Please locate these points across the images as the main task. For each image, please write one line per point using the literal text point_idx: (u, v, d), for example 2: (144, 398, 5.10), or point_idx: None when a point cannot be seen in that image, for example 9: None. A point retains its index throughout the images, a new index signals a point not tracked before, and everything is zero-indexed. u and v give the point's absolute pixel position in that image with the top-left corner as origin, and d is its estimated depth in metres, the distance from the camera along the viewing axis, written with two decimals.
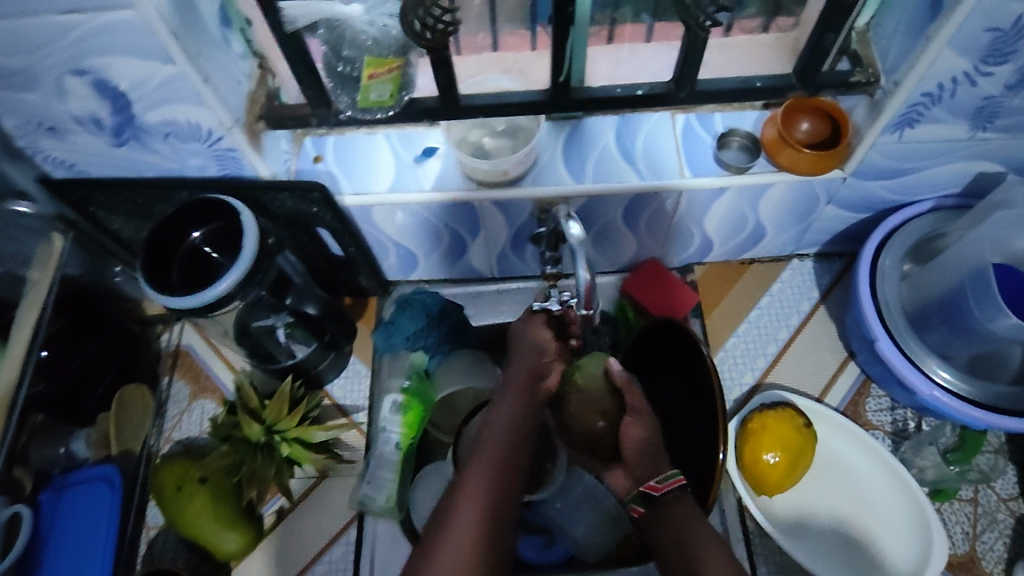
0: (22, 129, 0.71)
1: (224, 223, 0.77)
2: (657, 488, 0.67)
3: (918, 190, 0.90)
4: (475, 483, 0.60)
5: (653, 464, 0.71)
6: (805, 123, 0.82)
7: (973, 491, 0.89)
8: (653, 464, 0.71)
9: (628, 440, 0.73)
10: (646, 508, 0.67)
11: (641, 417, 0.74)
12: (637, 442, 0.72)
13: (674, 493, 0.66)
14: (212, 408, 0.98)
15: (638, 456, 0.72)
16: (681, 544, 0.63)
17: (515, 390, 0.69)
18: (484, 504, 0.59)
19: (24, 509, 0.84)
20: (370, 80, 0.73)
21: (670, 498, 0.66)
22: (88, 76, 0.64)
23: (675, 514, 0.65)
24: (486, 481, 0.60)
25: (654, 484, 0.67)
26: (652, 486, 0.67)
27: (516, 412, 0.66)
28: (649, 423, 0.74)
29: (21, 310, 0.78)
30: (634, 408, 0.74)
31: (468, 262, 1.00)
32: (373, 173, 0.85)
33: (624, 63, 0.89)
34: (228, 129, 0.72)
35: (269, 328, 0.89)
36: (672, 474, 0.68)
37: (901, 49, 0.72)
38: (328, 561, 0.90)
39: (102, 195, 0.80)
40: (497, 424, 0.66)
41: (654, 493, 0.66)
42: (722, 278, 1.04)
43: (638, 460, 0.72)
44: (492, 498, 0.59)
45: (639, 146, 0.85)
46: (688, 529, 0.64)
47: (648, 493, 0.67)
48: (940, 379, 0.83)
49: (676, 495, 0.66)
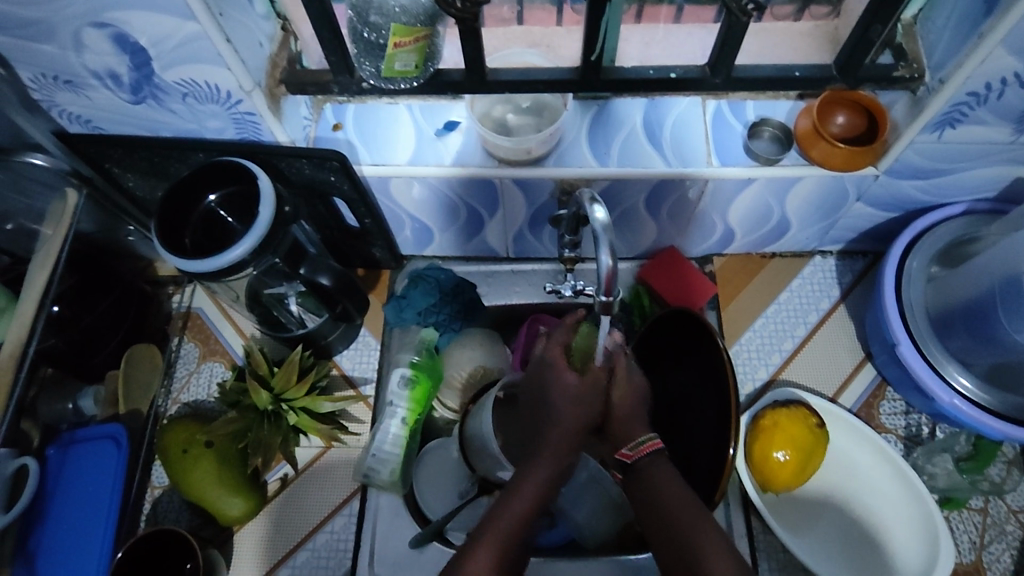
0: (38, 82, 0.70)
1: (240, 189, 0.76)
2: (629, 456, 0.66)
3: (951, 193, 0.87)
4: (484, 557, 0.58)
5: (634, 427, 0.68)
6: (840, 116, 0.79)
7: (983, 502, 0.88)
8: (629, 426, 0.68)
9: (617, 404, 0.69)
10: (624, 473, 0.67)
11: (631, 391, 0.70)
12: (623, 406, 0.69)
13: (648, 456, 0.66)
14: (220, 371, 0.98)
15: (621, 423, 0.68)
16: (661, 509, 0.62)
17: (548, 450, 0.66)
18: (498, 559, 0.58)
19: (31, 462, 0.85)
20: (395, 49, 0.69)
21: (642, 464, 0.65)
22: (107, 30, 0.62)
23: (652, 478, 0.64)
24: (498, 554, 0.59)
25: (625, 452, 0.66)
26: (624, 454, 0.67)
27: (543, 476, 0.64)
28: (632, 386, 0.70)
29: (33, 267, 0.77)
30: (621, 378, 0.69)
31: (484, 240, 0.99)
32: (392, 144, 0.83)
33: (656, 44, 0.86)
34: (248, 92, 0.70)
35: (281, 296, 0.87)
36: (648, 439, 0.66)
37: (950, 45, 0.69)
38: (330, 532, 0.90)
39: (117, 152, 0.79)
40: (521, 499, 0.62)
41: (625, 462, 0.66)
42: (741, 270, 1.02)
43: (621, 425, 0.69)
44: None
45: (668, 131, 0.82)
46: (664, 496, 0.62)
47: (621, 460, 0.67)
48: (959, 386, 0.82)
49: (651, 458, 0.65)
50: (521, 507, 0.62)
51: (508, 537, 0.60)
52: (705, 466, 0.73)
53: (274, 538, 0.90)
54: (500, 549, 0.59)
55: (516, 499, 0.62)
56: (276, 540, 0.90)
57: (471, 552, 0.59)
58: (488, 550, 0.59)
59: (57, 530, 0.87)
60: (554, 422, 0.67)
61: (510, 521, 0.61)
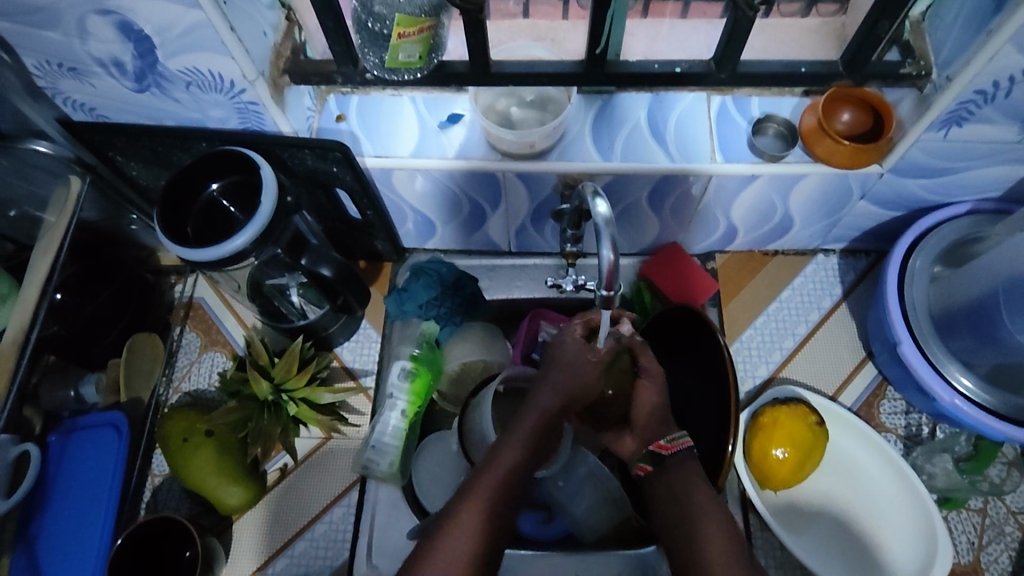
0: (43, 69, 0.70)
1: (242, 178, 0.76)
2: (665, 448, 0.65)
3: (956, 192, 0.87)
4: (474, 503, 0.58)
5: (663, 426, 0.68)
6: (846, 114, 0.78)
7: (982, 502, 0.88)
8: (659, 426, 0.68)
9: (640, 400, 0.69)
10: (654, 467, 0.66)
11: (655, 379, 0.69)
12: (649, 407, 0.69)
13: (681, 453, 0.65)
14: (221, 361, 0.98)
15: (649, 417, 0.68)
16: (682, 502, 0.62)
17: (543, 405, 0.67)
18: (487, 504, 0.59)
19: (33, 448, 0.85)
20: (400, 39, 0.69)
21: (676, 460, 0.65)
22: (112, 17, 0.62)
23: (678, 476, 0.64)
24: (489, 501, 0.59)
25: (663, 443, 0.66)
26: (660, 445, 0.66)
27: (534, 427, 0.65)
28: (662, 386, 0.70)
29: (37, 253, 0.77)
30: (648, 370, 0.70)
31: (486, 233, 0.99)
32: (396, 136, 0.83)
33: (661, 39, 0.86)
34: (252, 81, 0.70)
35: (282, 287, 0.87)
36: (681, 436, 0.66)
37: (958, 42, 0.69)
38: (328, 522, 0.91)
39: (121, 141, 0.79)
40: (511, 450, 0.63)
41: (661, 453, 0.65)
42: (743, 267, 1.02)
43: (648, 423, 0.68)
44: (492, 524, 0.58)
45: (672, 126, 0.82)
46: (691, 493, 0.62)
47: (656, 452, 0.65)
48: (961, 386, 0.82)
49: (682, 456, 0.65)
50: (511, 457, 0.62)
51: (502, 485, 0.60)
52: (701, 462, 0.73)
53: (273, 528, 0.91)
54: (492, 500, 0.59)
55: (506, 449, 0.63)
56: (274, 530, 0.90)
57: (461, 503, 0.59)
58: (479, 499, 0.59)
59: (57, 516, 0.87)
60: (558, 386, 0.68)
61: (502, 470, 0.61)
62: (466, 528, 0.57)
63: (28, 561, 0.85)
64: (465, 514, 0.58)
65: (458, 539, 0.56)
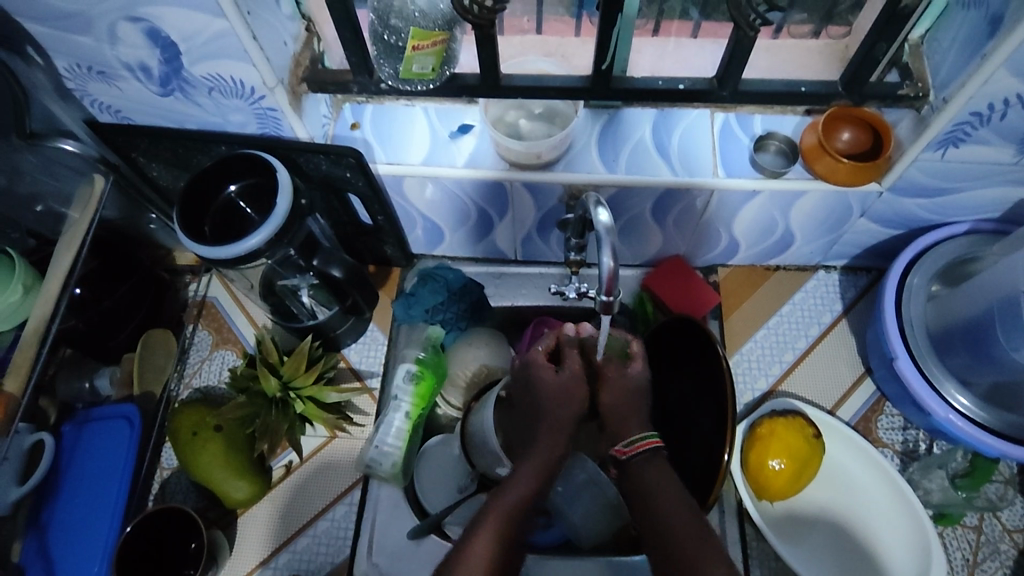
0: (73, 72, 0.73)
1: (259, 180, 0.79)
2: (623, 452, 0.67)
3: (955, 212, 0.88)
4: (490, 527, 0.62)
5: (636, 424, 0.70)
6: (845, 133, 0.80)
7: (978, 519, 0.88)
8: (625, 423, 0.70)
9: (606, 396, 0.72)
10: (619, 468, 0.68)
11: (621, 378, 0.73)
12: (617, 402, 0.71)
13: (644, 453, 0.67)
14: (231, 359, 1.01)
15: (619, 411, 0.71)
16: (653, 503, 0.63)
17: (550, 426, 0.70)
18: (504, 525, 0.62)
19: (46, 438, 0.88)
20: (413, 52, 0.71)
21: (637, 460, 0.67)
22: (141, 24, 0.65)
23: (645, 476, 0.66)
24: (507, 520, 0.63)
25: (620, 448, 0.68)
26: (620, 449, 0.68)
27: (552, 455, 0.68)
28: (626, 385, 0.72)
29: (61, 246, 0.79)
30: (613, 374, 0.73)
31: (492, 241, 1.01)
32: (407, 144, 0.85)
33: (669, 56, 0.88)
34: (271, 88, 0.73)
35: (294, 288, 0.90)
36: (643, 437, 0.68)
37: (954, 65, 0.71)
38: (330, 519, 0.93)
39: (144, 142, 0.82)
40: (525, 480, 0.66)
41: (620, 457, 0.67)
42: (746, 281, 1.03)
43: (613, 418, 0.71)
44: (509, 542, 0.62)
45: (675, 141, 0.84)
46: (656, 492, 0.64)
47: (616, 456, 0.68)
48: (957, 403, 0.83)
49: (644, 456, 0.67)
50: (528, 485, 0.66)
51: (515, 507, 0.64)
52: (697, 470, 0.75)
53: (276, 524, 0.92)
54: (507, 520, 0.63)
55: (516, 481, 0.65)
56: (277, 526, 0.92)
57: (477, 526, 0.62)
58: (494, 526, 0.62)
59: (69, 502, 0.90)
60: (549, 416, 0.70)
61: (521, 494, 0.65)
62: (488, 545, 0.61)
63: (38, 545, 0.88)
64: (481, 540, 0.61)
65: (477, 563, 0.59)
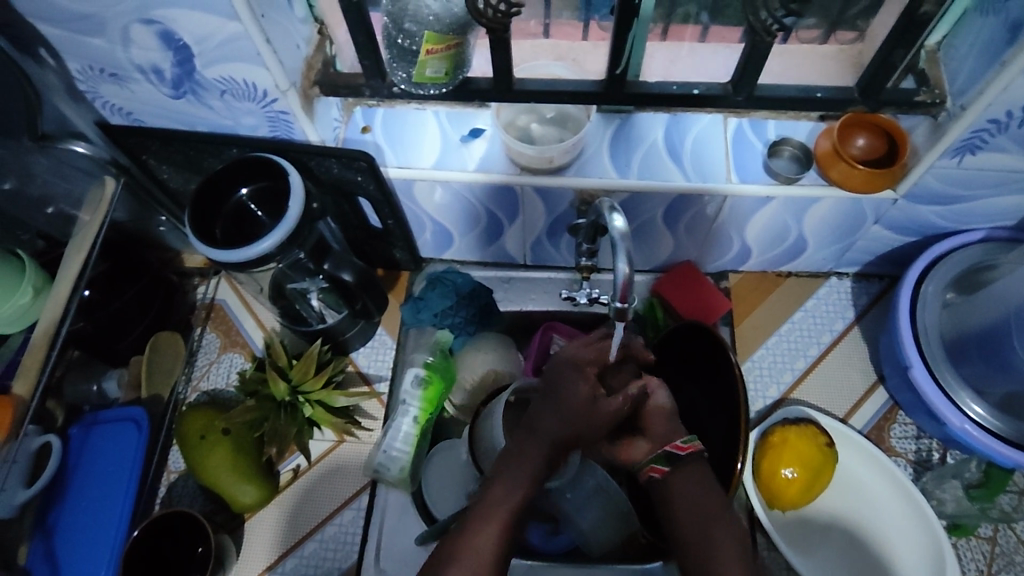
0: (85, 74, 0.73)
1: (271, 184, 0.78)
2: (683, 448, 0.67)
3: (970, 219, 0.87)
4: (487, 525, 0.60)
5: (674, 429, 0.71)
6: (860, 139, 0.79)
7: (993, 530, 0.88)
8: (670, 431, 0.70)
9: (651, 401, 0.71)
10: (670, 467, 0.66)
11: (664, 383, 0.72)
12: (660, 407, 0.71)
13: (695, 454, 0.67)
14: (240, 362, 1.00)
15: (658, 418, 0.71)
16: (705, 502, 0.64)
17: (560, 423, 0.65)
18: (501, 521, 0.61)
19: (54, 440, 0.88)
20: (427, 56, 0.71)
21: (690, 460, 0.67)
22: (155, 26, 0.65)
23: (693, 476, 0.66)
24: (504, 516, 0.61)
25: (678, 444, 0.67)
26: (677, 445, 0.67)
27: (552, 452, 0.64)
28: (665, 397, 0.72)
29: (72, 248, 0.80)
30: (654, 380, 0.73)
31: (502, 246, 1.00)
32: (418, 148, 0.85)
33: (681, 61, 0.88)
34: (283, 92, 0.73)
35: (303, 291, 0.89)
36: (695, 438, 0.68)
37: (971, 72, 0.70)
38: (338, 524, 0.92)
39: (155, 144, 0.82)
40: (520, 474, 0.63)
41: (679, 453, 0.66)
42: (757, 287, 1.02)
43: (658, 424, 0.71)
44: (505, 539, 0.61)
45: (688, 147, 0.84)
46: (706, 493, 0.65)
47: (672, 452, 0.67)
48: (972, 413, 0.82)
49: (696, 456, 0.67)
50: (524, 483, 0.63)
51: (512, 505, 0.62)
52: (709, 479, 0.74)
53: (283, 528, 0.92)
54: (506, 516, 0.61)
55: (506, 477, 0.63)
56: (284, 530, 0.92)
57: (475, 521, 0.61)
58: (492, 521, 0.61)
59: (76, 505, 0.89)
60: (565, 414, 0.66)
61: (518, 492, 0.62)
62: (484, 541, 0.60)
63: (45, 549, 0.88)
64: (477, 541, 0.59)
65: (475, 557, 0.59)
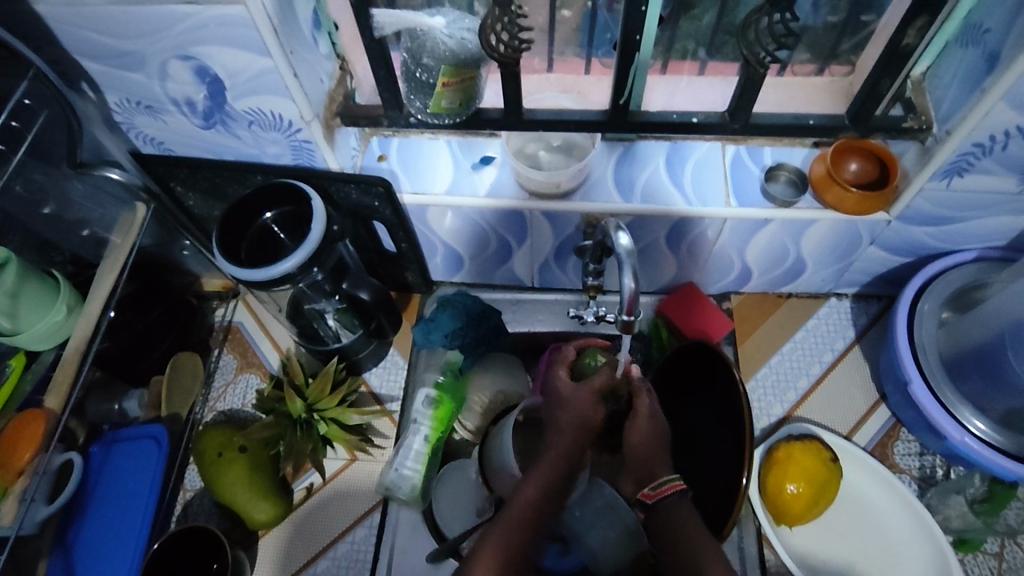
0: (123, 106, 0.78)
1: (295, 208, 0.82)
2: (649, 497, 0.70)
3: (962, 240, 0.91)
4: (497, 534, 0.63)
5: (652, 464, 0.74)
6: (853, 163, 0.84)
7: (999, 545, 0.89)
8: (654, 467, 0.74)
9: (632, 436, 0.74)
10: (646, 511, 0.71)
11: (650, 418, 0.75)
12: (640, 443, 0.74)
13: (670, 497, 0.70)
14: (256, 382, 1.03)
15: (637, 459, 0.74)
16: (678, 538, 0.67)
17: (562, 433, 0.73)
18: (511, 526, 0.64)
19: (75, 457, 0.90)
20: (444, 89, 0.76)
21: (663, 505, 0.70)
22: (191, 62, 0.70)
23: (673, 515, 0.69)
24: (514, 524, 0.64)
25: (647, 492, 0.71)
26: (646, 493, 0.71)
27: (561, 457, 0.71)
28: (653, 425, 0.75)
29: (102, 270, 0.83)
30: (641, 411, 0.75)
31: (510, 269, 1.04)
32: (431, 174, 0.89)
33: (679, 93, 0.93)
34: (308, 122, 0.78)
35: (320, 312, 0.93)
36: (670, 480, 0.71)
37: (955, 100, 0.75)
38: (350, 542, 0.93)
39: (183, 172, 0.86)
40: (533, 484, 0.68)
41: (647, 502, 0.70)
42: (758, 308, 1.05)
43: (636, 455, 0.74)
44: (514, 549, 0.63)
45: (688, 172, 0.88)
46: (687, 529, 0.67)
47: (643, 501, 0.71)
48: (974, 428, 0.84)
49: (668, 500, 0.70)
50: (533, 491, 0.67)
51: (525, 509, 0.66)
52: (717, 495, 0.75)
53: (296, 546, 0.93)
54: (515, 525, 0.64)
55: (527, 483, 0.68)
56: (297, 547, 0.93)
57: (487, 533, 0.64)
58: (501, 530, 0.64)
59: (96, 521, 0.91)
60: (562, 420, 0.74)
61: (528, 499, 0.67)
62: (494, 550, 0.62)
63: (64, 564, 0.89)
64: (488, 543, 0.63)
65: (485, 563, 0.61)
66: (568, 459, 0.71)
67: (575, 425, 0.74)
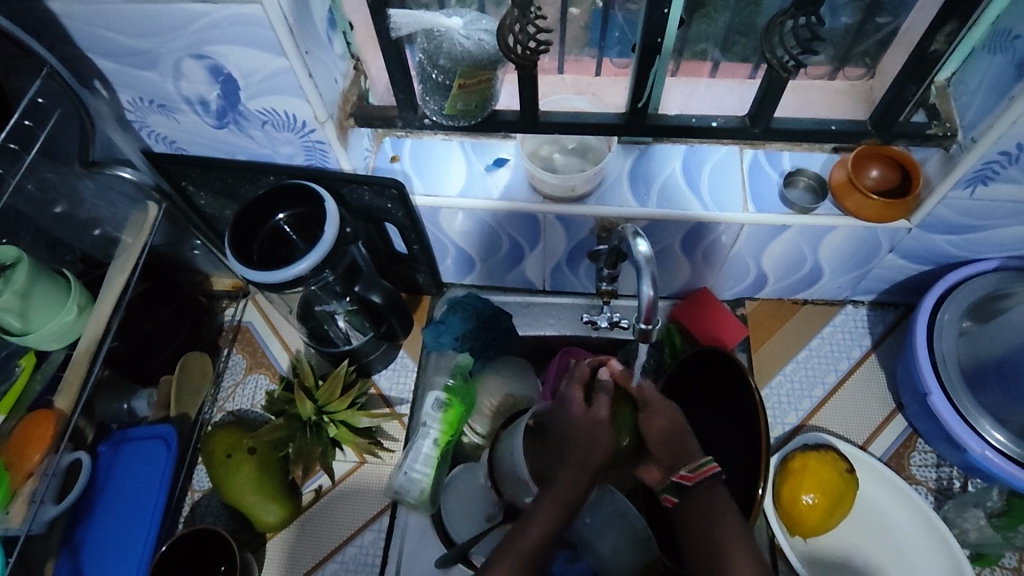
0: (135, 105, 0.78)
1: (307, 210, 0.82)
2: (688, 478, 0.66)
3: (983, 248, 0.89)
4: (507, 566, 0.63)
5: (677, 450, 0.70)
6: (873, 170, 0.82)
7: (1016, 560, 0.87)
8: (679, 451, 0.70)
9: (650, 428, 0.72)
10: (679, 497, 0.67)
11: (658, 407, 0.73)
12: (661, 430, 0.71)
13: (706, 481, 0.66)
14: (265, 383, 1.03)
15: (660, 444, 0.71)
16: (708, 531, 0.63)
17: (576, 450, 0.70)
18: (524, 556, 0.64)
19: (84, 457, 0.90)
20: (460, 91, 0.75)
21: (700, 488, 0.66)
22: (205, 61, 0.69)
23: (705, 502, 0.65)
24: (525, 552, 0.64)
25: (685, 474, 0.67)
26: (683, 476, 0.67)
27: (577, 482, 0.68)
28: (671, 410, 0.72)
29: (113, 270, 0.82)
30: (652, 401, 0.73)
31: (522, 272, 1.03)
32: (444, 176, 0.88)
33: (694, 96, 0.92)
34: (321, 122, 0.77)
35: (331, 313, 0.92)
36: (705, 463, 0.67)
37: (981, 107, 0.73)
38: (359, 545, 0.93)
39: (195, 171, 0.85)
40: (547, 508, 0.67)
41: (685, 484, 0.66)
42: (773, 314, 1.04)
43: (661, 446, 0.71)
44: None
45: (705, 177, 0.86)
46: (720, 519, 0.64)
47: (680, 482, 0.67)
48: (993, 440, 0.82)
49: (706, 484, 0.66)
50: (549, 517, 0.66)
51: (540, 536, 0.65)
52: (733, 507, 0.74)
53: (303, 549, 0.93)
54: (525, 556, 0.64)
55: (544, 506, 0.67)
56: (305, 551, 0.93)
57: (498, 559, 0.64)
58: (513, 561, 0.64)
59: (104, 521, 0.91)
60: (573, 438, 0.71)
61: (543, 525, 0.66)
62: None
63: (71, 565, 0.89)
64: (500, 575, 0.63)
65: None
66: (583, 480, 0.68)
67: (588, 441, 0.70)
